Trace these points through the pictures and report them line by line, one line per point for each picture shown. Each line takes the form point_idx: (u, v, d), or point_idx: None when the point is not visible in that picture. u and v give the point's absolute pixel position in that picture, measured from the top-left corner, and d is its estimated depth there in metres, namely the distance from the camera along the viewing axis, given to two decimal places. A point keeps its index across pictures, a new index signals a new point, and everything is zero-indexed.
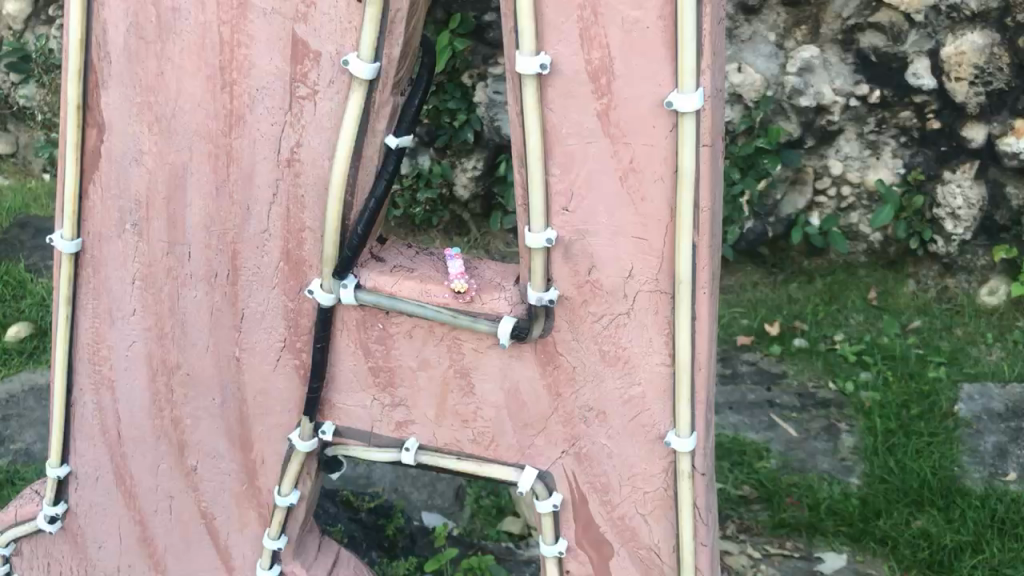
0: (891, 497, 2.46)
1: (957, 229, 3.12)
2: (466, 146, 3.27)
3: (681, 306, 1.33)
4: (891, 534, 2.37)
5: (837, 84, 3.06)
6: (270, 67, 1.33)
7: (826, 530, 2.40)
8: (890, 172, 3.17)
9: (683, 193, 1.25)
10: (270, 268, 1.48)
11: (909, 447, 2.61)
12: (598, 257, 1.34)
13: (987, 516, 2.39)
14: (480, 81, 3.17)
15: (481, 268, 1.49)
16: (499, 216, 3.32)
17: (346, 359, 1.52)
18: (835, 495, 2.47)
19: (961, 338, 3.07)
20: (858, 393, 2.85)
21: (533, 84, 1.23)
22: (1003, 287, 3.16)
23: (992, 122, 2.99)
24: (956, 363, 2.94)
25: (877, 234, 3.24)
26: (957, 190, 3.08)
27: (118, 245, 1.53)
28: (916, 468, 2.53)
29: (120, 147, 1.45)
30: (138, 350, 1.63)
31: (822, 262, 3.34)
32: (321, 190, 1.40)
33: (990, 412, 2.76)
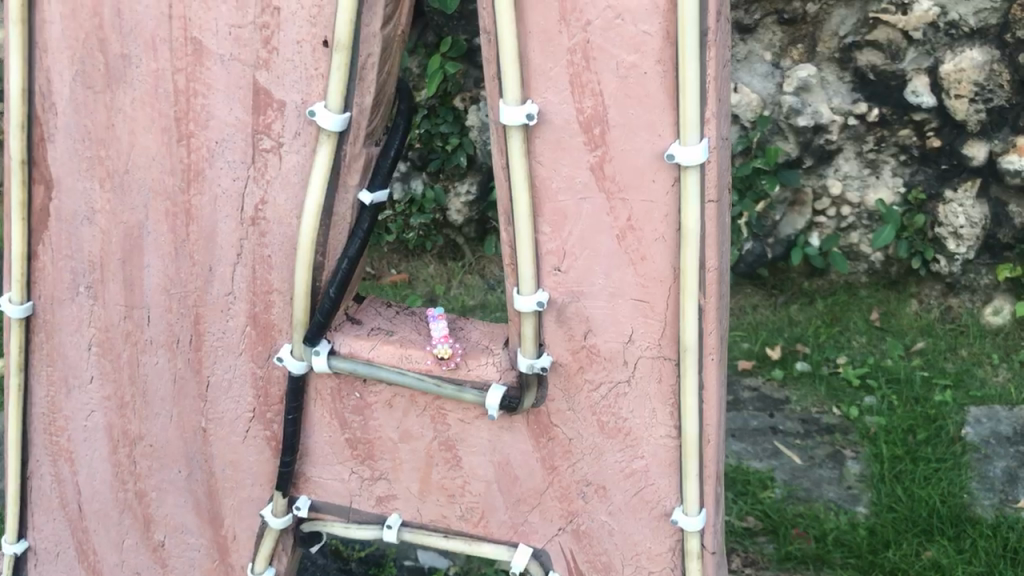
0: (897, 526, 2.14)
1: (960, 249, 2.80)
2: (459, 169, 3.04)
3: (688, 376, 1.20)
4: (901, 566, 2.05)
5: (835, 103, 2.78)
6: (230, 118, 1.20)
7: (835, 564, 2.08)
8: (890, 191, 2.86)
9: (688, 254, 1.12)
10: (236, 334, 1.35)
11: (917, 473, 2.28)
12: (595, 321, 1.21)
13: (999, 546, 2.08)
14: (473, 105, 2.94)
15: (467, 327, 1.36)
16: (494, 241, 3.11)
17: (321, 430, 1.40)
18: (843, 524, 2.15)
19: (966, 359, 2.73)
20: (863, 418, 2.50)
21: (519, 136, 1.11)
22: (1006, 307, 2.83)
23: (993, 140, 2.70)
24: (960, 387, 2.59)
25: (878, 253, 2.92)
26: (960, 209, 2.78)
27: (73, 309, 1.40)
28: (924, 495, 2.20)
29: (70, 206, 1.32)
30: (97, 421, 1.50)
31: (822, 283, 2.99)
32: (289, 249, 1.27)
33: (998, 435, 2.42)
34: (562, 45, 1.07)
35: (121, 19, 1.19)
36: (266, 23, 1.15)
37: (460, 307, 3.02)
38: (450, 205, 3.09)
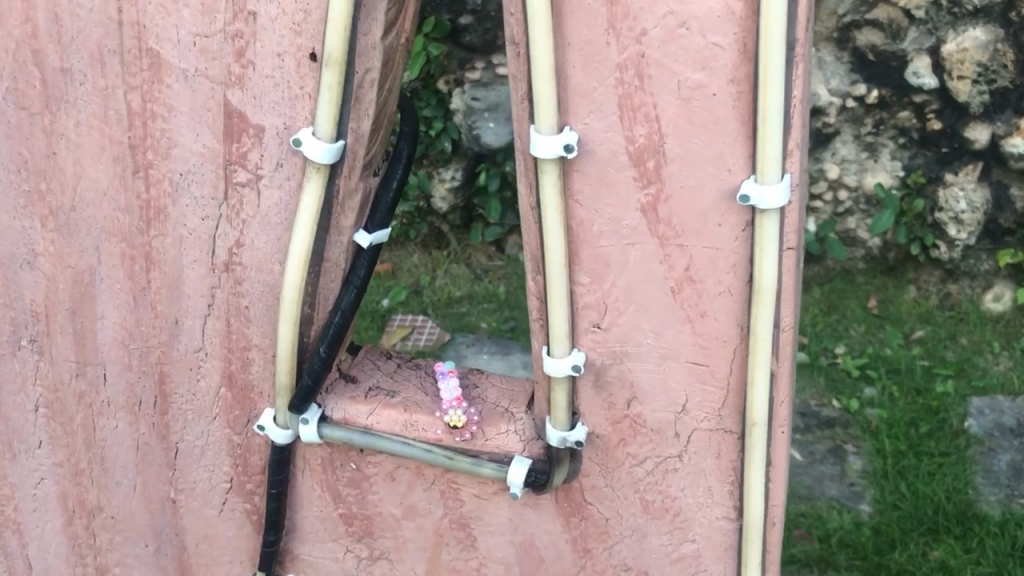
0: (903, 524, 1.84)
1: (961, 236, 2.31)
2: (443, 154, 2.63)
3: (753, 452, 1.00)
4: (909, 567, 1.77)
5: (829, 83, 2.26)
6: (196, 145, 0.99)
7: (839, 566, 1.80)
8: (889, 175, 2.34)
9: (761, 313, 0.92)
10: (208, 395, 1.14)
11: (922, 469, 1.94)
12: (641, 387, 1.01)
13: (1010, 545, 1.80)
14: (457, 87, 2.56)
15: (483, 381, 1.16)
16: (480, 229, 2.72)
17: (310, 504, 1.19)
18: (847, 523, 1.86)
19: (966, 348, 2.28)
20: (864, 411, 2.10)
21: (554, 173, 0.90)
22: (1009, 292, 2.34)
23: (997, 122, 2.20)
24: (963, 375, 2.18)
25: (877, 240, 2.41)
26: (960, 194, 2.28)
27: (15, 365, 1.18)
28: (930, 490, 1.89)
29: (6, 248, 1.10)
30: (48, 490, 1.27)
31: (818, 270, 2.46)
32: (270, 300, 1.06)
33: (1002, 428, 2.05)
34: (609, 60, 0.86)
35: (59, 26, 0.97)
36: (238, 31, 0.93)
37: (443, 300, 2.64)
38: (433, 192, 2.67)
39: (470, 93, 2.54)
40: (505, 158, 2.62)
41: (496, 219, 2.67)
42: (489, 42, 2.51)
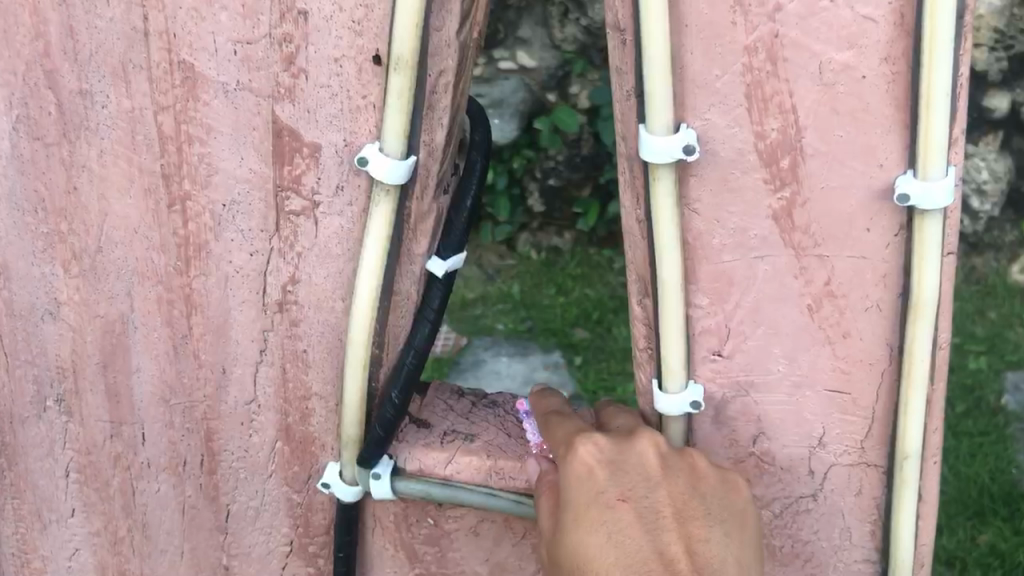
0: (948, 509, 1.90)
1: (984, 206, 2.31)
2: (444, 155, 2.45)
3: (905, 489, 0.86)
4: (960, 552, 1.83)
5: None
6: (242, 170, 0.85)
7: None
8: None
9: (919, 330, 0.78)
10: (263, 450, 1.01)
11: (962, 450, 2.00)
12: (769, 420, 0.87)
13: None
14: None
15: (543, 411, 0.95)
16: (490, 228, 2.49)
17: (382, 565, 1.05)
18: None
19: (996, 322, 2.27)
20: None
21: (670, 179, 0.76)
22: None
23: (1016, 89, 2.24)
24: (995, 351, 2.20)
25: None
26: (982, 164, 2.28)
27: (40, 428, 1.04)
28: (973, 472, 1.96)
29: (25, 299, 0.96)
30: (85, 561, 1.13)
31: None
32: (332, 341, 0.92)
33: None
34: (734, 42, 0.72)
35: (75, 41, 0.83)
36: (287, 34, 0.79)
37: (457, 305, 2.41)
38: None
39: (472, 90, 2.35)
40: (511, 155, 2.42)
41: (503, 216, 2.43)
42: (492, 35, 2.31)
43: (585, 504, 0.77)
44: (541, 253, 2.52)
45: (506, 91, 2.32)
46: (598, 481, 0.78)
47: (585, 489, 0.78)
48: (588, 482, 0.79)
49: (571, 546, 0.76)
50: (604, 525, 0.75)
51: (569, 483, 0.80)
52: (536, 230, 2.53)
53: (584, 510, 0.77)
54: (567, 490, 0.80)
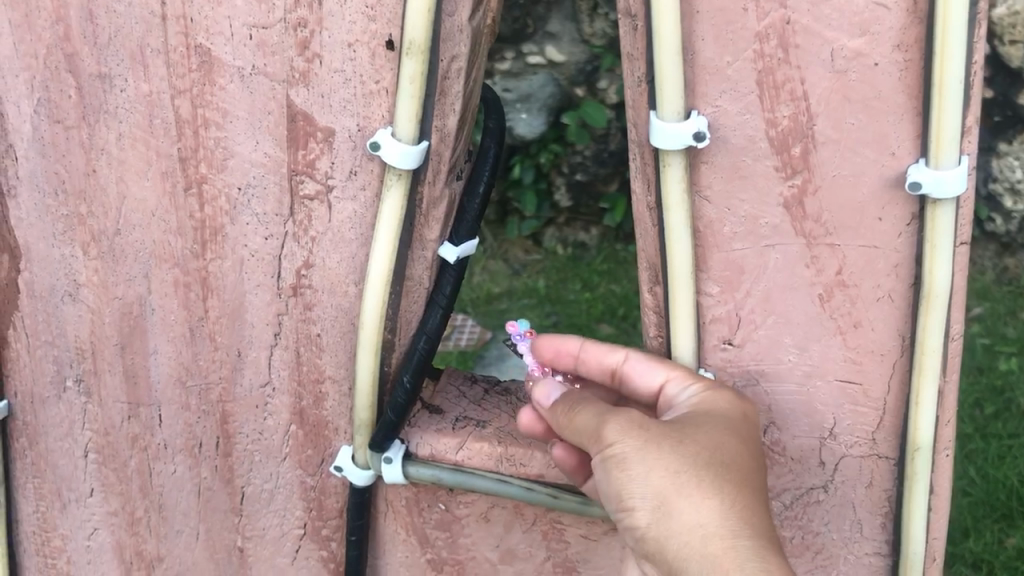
0: (974, 511, 1.77)
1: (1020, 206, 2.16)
2: None
3: (916, 479, 0.86)
4: (986, 555, 1.70)
5: None
6: (257, 155, 0.86)
7: None
8: None
9: (932, 319, 0.78)
10: (277, 434, 1.02)
11: (990, 452, 1.87)
12: (778, 409, 0.87)
13: None
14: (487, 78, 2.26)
15: (644, 366, 0.84)
16: (516, 223, 2.46)
17: (393, 550, 1.06)
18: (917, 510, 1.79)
19: None
20: None
21: (681, 165, 0.76)
22: None
23: None
24: None
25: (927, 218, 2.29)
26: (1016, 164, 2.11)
27: (60, 409, 1.06)
28: (1001, 474, 1.83)
29: (45, 280, 0.97)
30: (103, 540, 1.16)
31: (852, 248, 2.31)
32: (346, 325, 0.93)
33: None
34: (746, 29, 0.72)
35: (94, 25, 0.84)
36: (302, 19, 0.80)
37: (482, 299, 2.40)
38: None
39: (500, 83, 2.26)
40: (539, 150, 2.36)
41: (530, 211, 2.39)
42: (519, 31, 2.19)
43: (743, 434, 0.78)
44: (567, 247, 2.52)
45: (535, 86, 2.23)
46: (751, 427, 0.80)
47: (744, 425, 0.79)
48: (749, 424, 0.80)
49: (723, 442, 0.76)
50: (755, 461, 0.77)
51: (732, 408, 0.80)
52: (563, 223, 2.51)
53: (745, 434, 0.78)
54: (728, 410, 0.79)
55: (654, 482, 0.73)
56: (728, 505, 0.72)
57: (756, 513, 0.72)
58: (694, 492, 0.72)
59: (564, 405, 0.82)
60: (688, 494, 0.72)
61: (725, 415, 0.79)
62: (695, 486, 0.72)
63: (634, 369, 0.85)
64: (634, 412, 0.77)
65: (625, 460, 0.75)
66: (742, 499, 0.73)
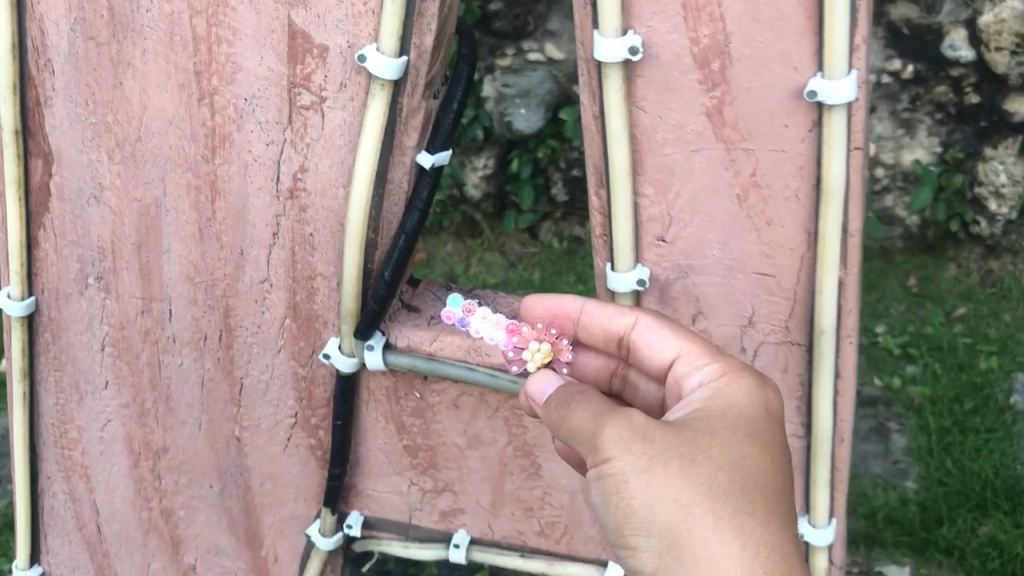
0: (950, 500, 1.81)
1: (1002, 210, 2.18)
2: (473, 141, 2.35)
3: (822, 360, 0.99)
4: (958, 542, 1.74)
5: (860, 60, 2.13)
6: (261, 69, 1.01)
7: (886, 543, 1.77)
8: (925, 152, 2.20)
9: (830, 213, 0.92)
10: (273, 327, 1.16)
11: (968, 444, 1.89)
12: (705, 300, 1.01)
13: None
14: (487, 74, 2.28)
15: (658, 335, 0.94)
16: (513, 216, 2.44)
17: (374, 437, 1.20)
18: (892, 500, 1.82)
19: (1011, 325, 2.16)
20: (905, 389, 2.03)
21: (619, 76, 0.90)
22: None
23: None
24: (1007, 352, 2.08)
25: (913, 217, 2.28)
26: (1000, 166, 2.14)
27: (81, 305, 1.20)
28: (978, 465, 1.85)
29: (74, 183, 1.12)
30: (114, 432, 1.30)
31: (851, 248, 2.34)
32: (335, 226, 1.07)
33: None
34: None
35: None
36: None
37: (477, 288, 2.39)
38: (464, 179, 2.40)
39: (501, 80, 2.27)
40: (537, 144, 2.34)
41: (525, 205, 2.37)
42: (520, 29, 2.22)
43: (765, 442, 0.80)
44: (562, 241, 2.47)
45: (533, 82, 2.24)
46: (769, 431, 0.81)
47: (765, 431, 0.81)
48: (769, 426, 0.82)
49: (743, 459, 0.77)
50: (777, 471, 0.79)
51: (750, 410, 0.82)
52: (558, 220, 2.47)
53: (764, 442, 0.80)
54: (748, 411, 0.82)
55: (662, 513, 0.75)
56: (745, 543, 0.73)
57: (774, 548, 0.74)
58: (706, 529, 0.74)
59: (554, 404, 0.85)
60: (701, 531, 0.74)
61: (741, 422, 0.80)
62: (706, 519, 0.74)
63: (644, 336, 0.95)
64: (637, 424, 0.78)
65: (628, 481, 0.76)
66: (763, 533, 0.74)
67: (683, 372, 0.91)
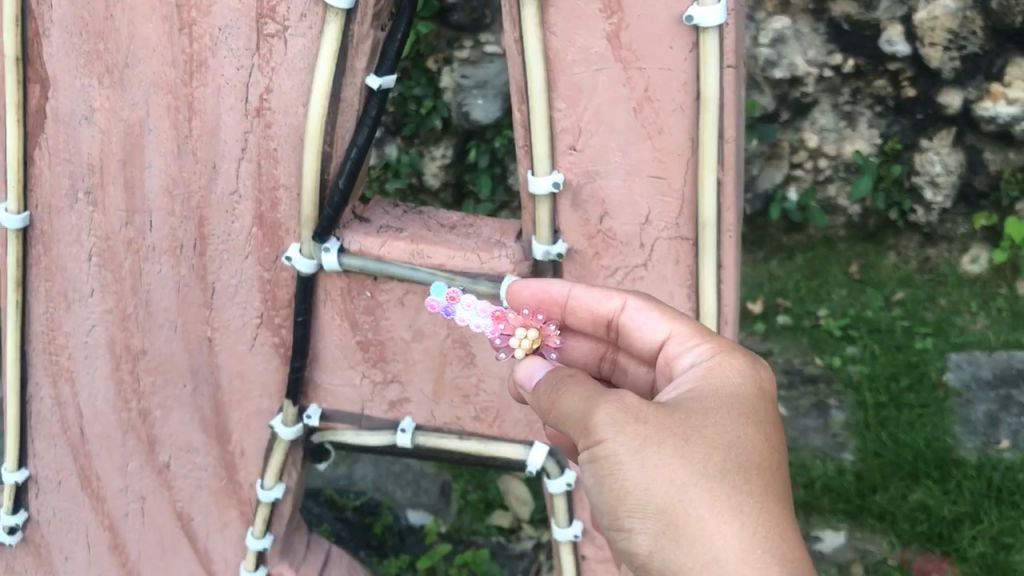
0: (883, 470, 2.15)
1: (937, 198, 2.33)
2: (433, 132, 2.46)
3: (706, 250, 1.19)
4: (890, 508, 2.10)
5: (810, 55, 2.27)
6: (233, 2, 1.19)
7: (823, 509, 2.13)
8: (867, 143, 2.36)
9: (707, 119, 1.11)
10: (242, 235, 1.33)
11: (902, 419, 2.22)
12: (611, 202, 1.19)
13: (983, 485, 2.10)
14: (446, 66, 2.40)
15: (645, 316, 1.09)
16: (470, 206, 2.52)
17: (330, 334, 1.38)
18: (830, 470, 2.17)
19: (945, 307, 2.40)
20: (846, 368, 2.33)
21: (534, 4, 1.09)
22: (985, 254, 2.41)
23: (967, 88, 2.22)
24: (942, 332, 2.35)
25: (855, 207, 2.45)
26: (935, 158, 2.30)
27: (71, 218, 1.37)
28: (910, 438, 2.19)
29: (67, 106, 1.29)
30: (99, 336, 1.46)
31: (800, 237, 2.53)
32: (295, 141, 1.25)
33: (979, 380, 2.27)
34: None
35: None
36: None
37: None
38: (425, 170, 2.50)
39: (460, 71, 2.38)
40: (495, 134, 2.44)
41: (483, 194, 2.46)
42: (477, 21, 2.34)
43: (757, 421, 0.93)
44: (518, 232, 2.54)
45: (490, 72, 2.35)
46: (760, 408, 0.94)
47: (758, 410, 0.94)
48: (761, 406, 0.95)
49: (737, 439, 0.90)
50: (769, 444, 0.92)
51: (743, 389, 0.95)
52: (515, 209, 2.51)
53: (756, 421, 0.93)
54: (741, 391, 0.95)
55: (659, 492, 0.88)
56: (739, 518, 0.86)
57: (764, 522, 0.86)
58: (701, 507, 0.86)
59: (549, 389, 0.99)
60: (698, 507, 0.86)
61: (731, 403, 0.93)
62: (699, 495, 0.87)
63: (633, 316, 1.10)
64: (629, 406, 0.91)
65: (624, 461, 0.89)
66: (755, 508, 0.87)
67: (673, 352, 1.05)
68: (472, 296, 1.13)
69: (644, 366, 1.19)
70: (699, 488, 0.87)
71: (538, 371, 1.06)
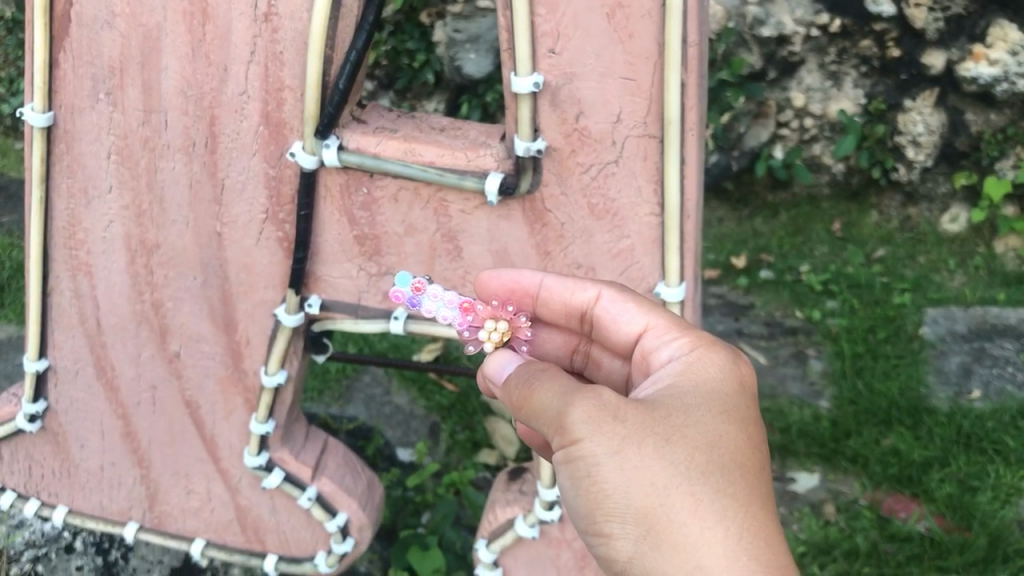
0: (859, 417, 2.40)
1: (918, 157, 2.71)
2: (426, 86, 2.80)
3: (671, 147, 1.32)
4: (862, 452, 2.33)
5: (797, 15, 2.62)
6: None
7: (799, 452, 2.36)
8: (851, 103, 2.75)
9: (672, 23, 1.25)
10: (250, 134, 1.45)
11: (878, 368, 2.51)
12: (586, 101, 1.32)
13: (953, 432, 2.36)
14: (439, 20, 2.70)
15: (625, 307, 1.28)
16: None
17: (330, 228, 1.51)
18: (806, 416, 2.41)
19: (923, 266, 2.80)
20: (825, 321, 2.65)
21: None
22: (964, 213, 2.83)
23: (950, 49, 2.59)
24: (919, 289, 2.73)
25: (840, 164, 2.83)
26: (918, 118, 2.68)
27: (92, 118, 1.49)
28: (885, 388, 2.46)
29: (91, 12, 1.42)
30: (115, 232, 1.58)
31: (785, 195, 2.93)
32: (300, 44, 1.38)
33: (955, 334, 2.58)
34: None
35: None
36: None
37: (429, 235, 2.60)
38: None
39: (451, 26, 2.68)
40: (487, 90, 2.70)
41: None
42: None
43: (734, 421, 1.09)
44: None
45: (482, 27, 2.65)
46: (732, 405, 1.11)
47: (734, 410, 1.10)
48: (741, 404, 1.11)
49: (717, 439, 1.06)
50: (747, 440, 1.09)
51: (722, 390, 1.12)
52: None
53: (734, 419, 1.09)
54: (720, 389, 1.12)
55: (643, 494, 1.03)
56: (721, 519, 1.02)
57: (744, 522, 1.02)
58: (680, 510, 1.02)
59: (520, 384, 1.13)
60: (680, 508, 1.02)
61: (702, 401, 1.09)
62: (677, 497, 1.02)
63: (606, 305, 1.30)
64: (606, 408, 1.05)
65: (605, 461, 1.04)
66: (734, 510, 1.03)
67: (650, 343, 1.24)
68: (438, 288, 1.30)
69: (617, 361, 1.41)
70: (684, 489, 1.02)
71: (505, 367, 1.19)
